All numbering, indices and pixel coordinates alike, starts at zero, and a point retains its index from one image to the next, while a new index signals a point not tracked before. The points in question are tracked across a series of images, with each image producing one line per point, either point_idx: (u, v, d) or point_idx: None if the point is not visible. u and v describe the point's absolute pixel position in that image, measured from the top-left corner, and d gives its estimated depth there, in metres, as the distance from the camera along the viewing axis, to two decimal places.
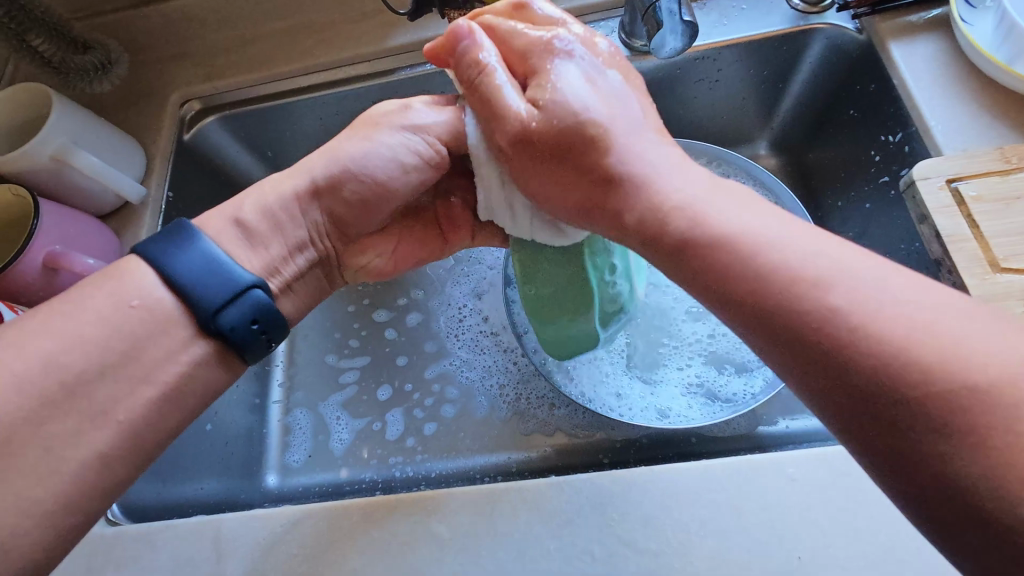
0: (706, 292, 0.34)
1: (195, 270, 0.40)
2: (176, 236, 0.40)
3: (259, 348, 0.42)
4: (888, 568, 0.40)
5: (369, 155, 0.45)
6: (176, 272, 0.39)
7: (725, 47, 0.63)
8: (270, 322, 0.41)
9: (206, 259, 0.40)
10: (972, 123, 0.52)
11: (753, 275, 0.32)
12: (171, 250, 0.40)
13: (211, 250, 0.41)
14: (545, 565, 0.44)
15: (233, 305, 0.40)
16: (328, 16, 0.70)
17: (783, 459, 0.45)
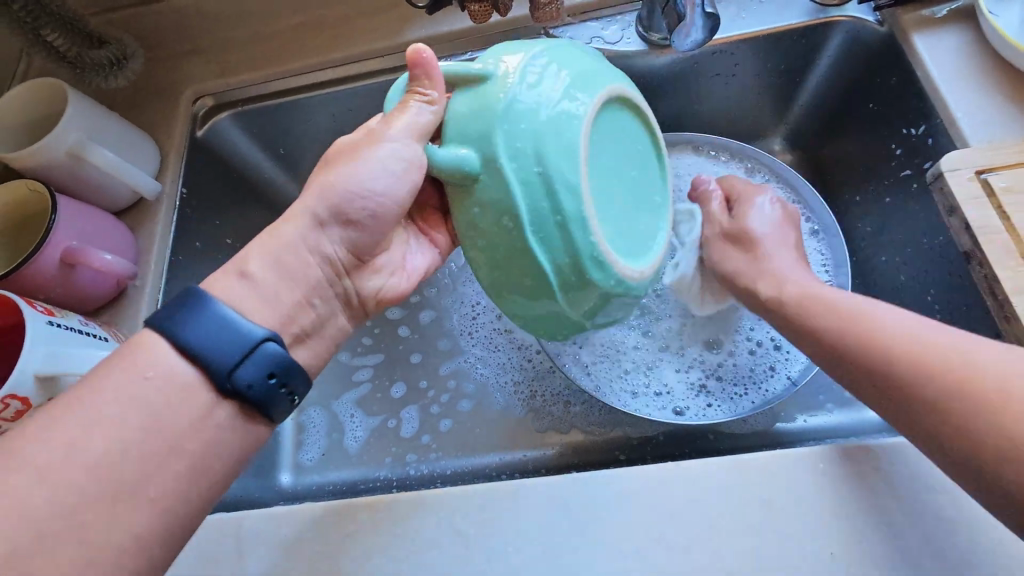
0: (818, 349, 0.46)
1: (210, 340, 0.37)
2: (188, 304, 0.38)
3: (283, 407, 0.40)
4: (924, 564, 0.40)
5: (361, 180, 0.41)
6: (189, 342, 0.37)
7: (746, 41, 0.62)
8: (291, 377, 0.40)
9: (218, 320, 0.38)
10: (999, 115, 0.52)
11: (856, 326, 0.44)
12: (178, 318, 0.38)
13: (221, 310, 0.38)
14: (572, 561, 0.43)
15: (247, 363, 0.38)
16: (342, 11, 0.69)
17: (814, 453, 0.44)
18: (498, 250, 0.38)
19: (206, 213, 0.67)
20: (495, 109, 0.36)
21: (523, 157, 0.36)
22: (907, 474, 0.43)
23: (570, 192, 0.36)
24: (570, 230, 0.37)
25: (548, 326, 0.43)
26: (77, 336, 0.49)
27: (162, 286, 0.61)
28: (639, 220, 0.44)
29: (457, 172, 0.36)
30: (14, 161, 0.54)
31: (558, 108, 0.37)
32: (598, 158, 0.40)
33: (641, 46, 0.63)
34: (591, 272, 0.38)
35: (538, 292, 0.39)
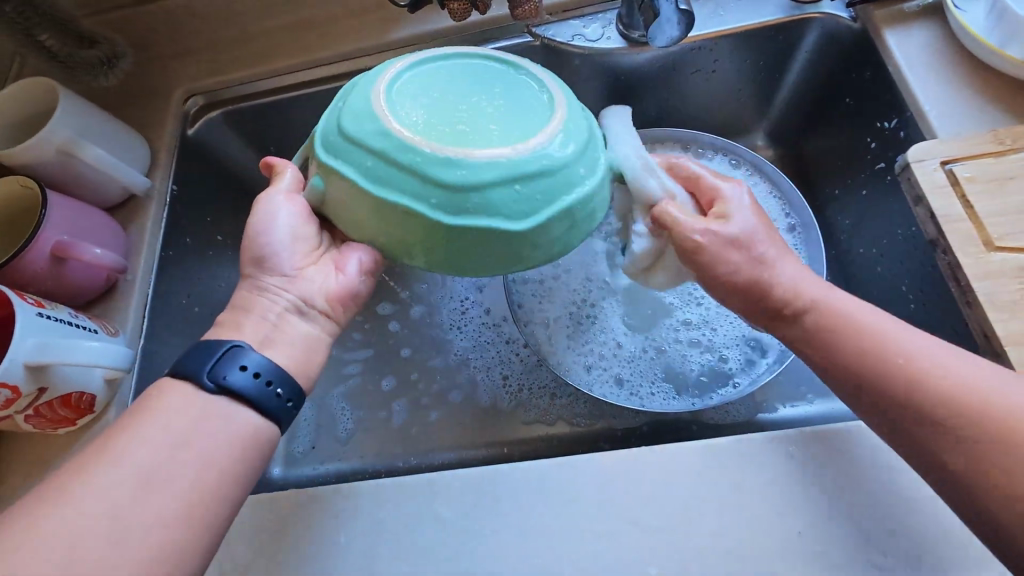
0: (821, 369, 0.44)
1: (198, 358, 0.41)
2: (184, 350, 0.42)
3: (269, 402, 0.41)
4: (888, 541, 0.41)
5: (261, 228, 0.47)
6: (182, 367, 0.41)
7: (722, 37, 0.63)
8: (269, 370, 0.42)
9: (201, 345, 0.42)
10: (967, 109, 0.53)
11: (870, 346, 0.41)
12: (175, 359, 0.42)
13: (204, 341, 0.42)
14: (547, 541, 0.44)
15: (226, 363, 0.41)
16: (328, 11, 0.70)
17: (784, 436, 0.45)
18: (382, 219, 0.41)
19: (198, 212, 0.69)
20: (316, 134, 0.43)
21: (337, 147, 0.41)
22: (872, 454, 0.44)
23: (377, 133, 0.39)
24: (410, 164, 0.38)
25: (492, 256, 0.42)
26: (67, 328, 0.51)
27: (151, 281, 0.62)
28: (513, 108, 0.41)
29: (315, 191, 0.43)
30: (7, 158, 0.56)
31: (351, 97, 0.42)
32: (419, 95, 0.41)
33: (620, 44, 0.64)
34: (457, 184, 0.38)
35: (437, 235, 0.40)
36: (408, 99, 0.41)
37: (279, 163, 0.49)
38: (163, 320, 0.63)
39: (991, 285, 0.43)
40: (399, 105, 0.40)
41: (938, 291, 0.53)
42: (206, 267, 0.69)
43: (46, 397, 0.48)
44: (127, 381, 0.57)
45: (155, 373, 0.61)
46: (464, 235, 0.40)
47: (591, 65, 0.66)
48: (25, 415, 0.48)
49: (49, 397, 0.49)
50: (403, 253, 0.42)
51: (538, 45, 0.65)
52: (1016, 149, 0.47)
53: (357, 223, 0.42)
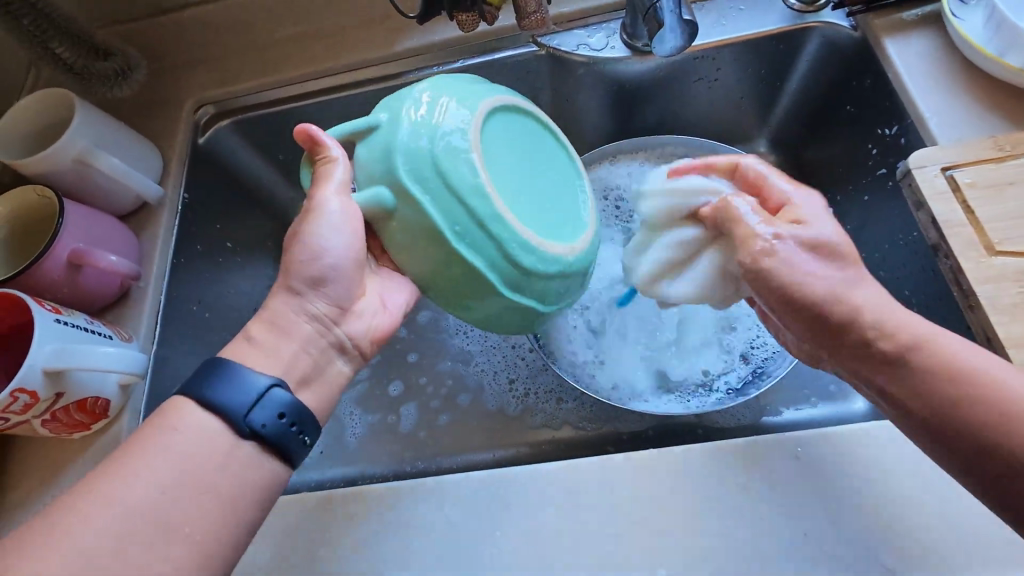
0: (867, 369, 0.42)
1: (232, 393, 0.41)
2: (216, 370, 0.42)
3: (294, 446, 0.42)
4: (894, 541, 0.42)
5: (316, 243, 0.45)
6: (214, 398, 0.40)
7: (725, 47, 0.65)
8: (299, 414, 0.43)
9: (234, 375, 0.41)
10: (968, 114, 0.53)
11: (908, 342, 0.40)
12: (197, 378, 0.41)
13: (236, 367, 0.42)
14: (557, 542, 0.45)
15: (259, 407, 0.41)
16: (336, 22, 0.72)
17: (790, 438, 0.46)
18: (445, 268, 0.45)
19: (207, 219, 0.70)
20: (397, 148, 0.44)
21: (426, 182, 0.43)
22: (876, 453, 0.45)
23: (479, 198, 0.44)
24: (494, 233, 0.44)
25: (508, 326, 0.50)
26: (83, 333, 0.52)
27: (164, 288, 0.63)
28: (560, 209, 0.51)
29: (376, 210, 0.44)
30: (23, 167, 0.57)
31: (445, 128, 0.44)
32: (503, 166, 0.47)
33: (624, 53, 0.66)
34: (523, 264, 0.45)
35: (485, 296, 0.46)
36: (496, 168, 0.46)
37: (331, 148, 0.46)
38: (174, 326, 0.64)
39: (992, 290, 0.44)
40: (490, 171, 0.45)
41: (939, 294, 0.54)
42: (217, 274, 0.71)
43: (62, 403, 0.49)
44: (140, 386, 0.58)
45: (166, 378, 0.61)
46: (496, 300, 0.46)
47: (595, 74, 0.68)
48: (42, 420, 0.49)
49: (65, 402, 0.49)
50: (438, 294, 0.47)
51: (544, 55, 0.67)
52: (1015, 155, 0.48)
53: (411, 255, 0.45)
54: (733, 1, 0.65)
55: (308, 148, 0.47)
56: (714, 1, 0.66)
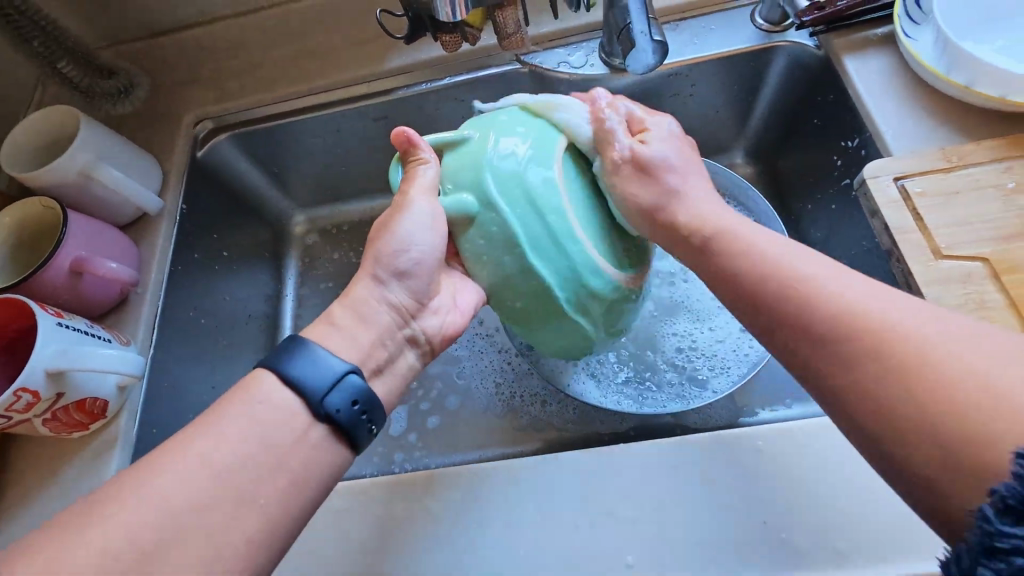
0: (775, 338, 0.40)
1: (308, 371, 0.43)
2: (291, 348, 0.44)
3: (360, 430, 0.44)
4: (852, 531, 0.43)
5: (403, 237, 0.49)
6: (290, 372, 0.43)
7: (697, 64, 0.68)
8: (365, 399, 0.44)
9: (313, 358, 0.44)
10: (923, 126, 0.56)
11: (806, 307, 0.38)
12: (273, 354, 0.44)
13: (316, 350, 0.44)
14: (529, 534, 0.47)
15: (335, 391, 0.43)
16: (330, 42, 0.75)
17: (753, 432, 0.48)
18: (521, 282, 0.49)
19: (204, 228, 0.73)
20: (482, 162, 0.48)
21: (510, 198, 0.47)
22: (838, 448, 0.46)
23: (559, 214, 0.48)
24: (569, 251, 0.48)
25: (569, 344, 0.55)
26: (83, 336, 0.54)
27: (162, 294, 0.66)
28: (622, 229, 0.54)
29: (461, 213, 0.48)
30: (30, 180, 0.60)
31: (523, 153, 0.49)
32: (580, 183, 0.51)
33: (604, 70, 0.70)
34: (595, 280, 0.49)
35: (551, 309, 0.50)
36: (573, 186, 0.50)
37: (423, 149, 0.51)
38: (171, 331, 0.66)
39: (939, 291, 0.46)
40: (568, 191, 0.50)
41: None
42: (213, 281, 0.73)
43: (62, 402, 0.51)
44: (137, 388, 0.60)
45: (163, 381, 0.64)
46: (560, 315, 0.51)
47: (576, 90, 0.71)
48: (42, 418, 0.52)
49: (65, 402, 0.52)
50: (507, 305, 0.51)
51: (527, 72, 0.71)
52: (962, 166, 0.51)
53: (486, 264, 0.49)
54: (705, 21, 0.69)
55: (398, 144, 0.51)
56: (688, 21, 0.69)
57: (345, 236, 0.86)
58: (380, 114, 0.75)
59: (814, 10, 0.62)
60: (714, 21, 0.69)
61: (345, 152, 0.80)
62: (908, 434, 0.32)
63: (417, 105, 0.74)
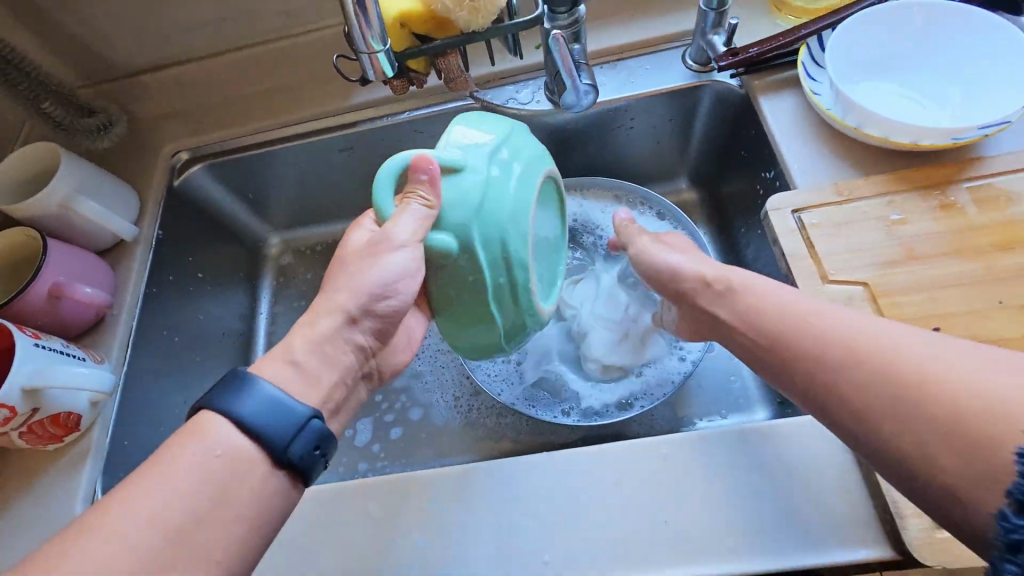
0: (780, 373, 0.44)
1: (265, 417, 0.43)
2: (244, 387, 0.43)
3: (316, 469, 0.45)
4: (748, 530, 0.47)
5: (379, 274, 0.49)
6: (246, 418, 0.42)
7: (634, 101, 0.74)
8: (326, 442, 0.45)
9: (270, 400, 0.43)
10: (826, 162, 0.62)
11: (813, 337, 0.42)
12: (223, 393, 0.43)
13: (272, 391, 0.44)
14: (459, 536, 0.51)
15: (298, 438, 0.43)
16: (299, 79, 0.81)
17: (665, 442, 0.52)
18: (471, 319, 0.52)
19: (179, 252, 0.79)
20: (472, 203, 0.48)
21: (490, 247, 0.48)
22: (738, 456, 0.50)
23: (525, 271, 0.50)
24: (521, 301, 0.52)
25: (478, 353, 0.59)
26: (57, 355, 0.59)
27: (136, 315, 0.71)
28: (549, 266, 0.60)
29: (442, 253, 0.48)
30: (15, 211, 0.65)
31: (518, 184, 0.50)
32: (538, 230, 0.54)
33: (549, 106, 0.76)
34: (529, 319, 0.54)
35: (487, 338, 0.54)
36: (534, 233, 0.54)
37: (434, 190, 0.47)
38: (145, 348, 0.71)
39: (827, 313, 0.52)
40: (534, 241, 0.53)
41: None
42: (187, 301, 0.78)
43: (37, 417, 0.56)
44: (109, 403, 0.65)
45: (135, 396, 0.68)
46: (492, 331, 0.53)
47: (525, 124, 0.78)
48: (19, 432, 0.56)
49: (40, 417, 0.57)
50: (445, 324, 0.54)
51: (478, 107, 0.77)
52: (852, 199, 0.57)
53: (442, 297, 0.51)
54: (641, 62, 0.75)
55: (415, 167, 0.47)
56: (625, 61, 0.76)
57: (316, 257, 0.92)
58: (345, 145, 0.81)
59: (730, 55, 0.67)
60: (649, 61, 0.75)
61: (315, 180, 0.86)
62: (925, 443, 0.34)
63: (378, 138, 0.80)
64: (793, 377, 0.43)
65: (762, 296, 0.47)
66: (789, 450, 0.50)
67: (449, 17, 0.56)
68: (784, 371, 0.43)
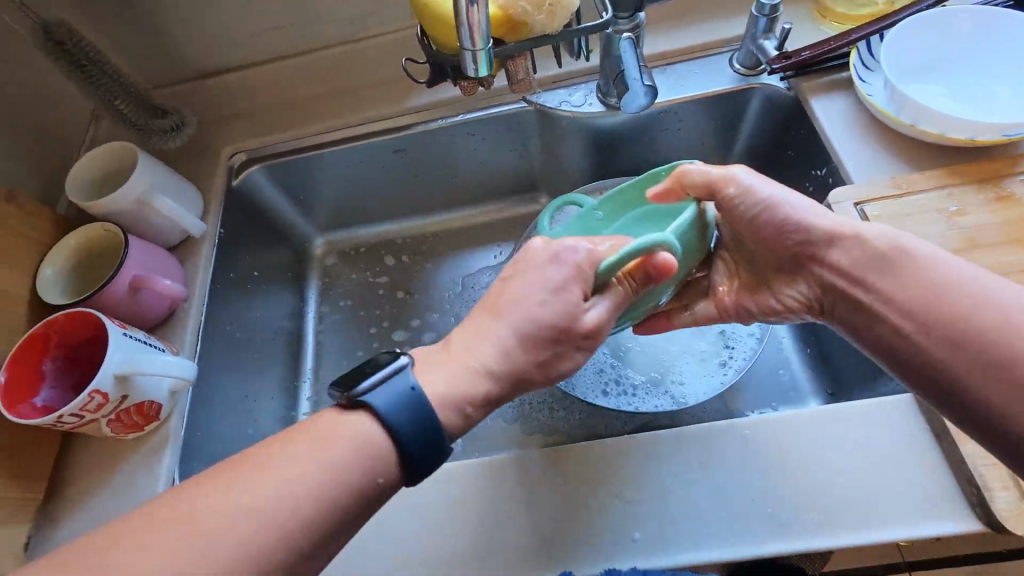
0: (887, 333, 0.48)
1: (417, 447, 0.44)
2: (413, 407, 0.44)
3: None
4: (829, 504, 0.49)
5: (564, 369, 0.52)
6: (401, 439, 0.44)
7: (683, 103, 0.77)
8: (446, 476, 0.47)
9: (427, 430, 0.44)
10: (879, 159, 0.64)
11: (931, 305, 0.46)
12: (393, 403, 0.44)
13: (432, 421, 0.44)
14: (544, 515, 0.53)
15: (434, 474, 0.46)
16: (357, 83, 0.84)
17: (741, 423, 0.54)
18: None
19: (239, 250, 0.81)
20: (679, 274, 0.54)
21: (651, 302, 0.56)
22: (812, 435, 0.52)
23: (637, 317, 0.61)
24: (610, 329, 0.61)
25: None
26: (143, 345, 0.61)
27: (204, 309, 0.73)
28: None
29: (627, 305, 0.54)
30: (94, 207, 0.67)
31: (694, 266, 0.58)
32: None
33: (601, 108, 0.79)
34: None
35: None
36: None
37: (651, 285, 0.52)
38: (213, 342, 0.73)
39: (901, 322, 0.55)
40: None
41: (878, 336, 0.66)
42: (247, 298, 0.80)
43: (125, 404, 0.58)
44: (184, 394, 0.66)
45: (204, 389, 0.70)
46: None
47: (577, 126, 0.81)
48: (108, 419, 0.58)
49: (127, 404, 0.58)
50: None
51: (532, 110, 0.81)
52: (911, 192, 0.60)
53: None
54: (690, 67, 0.79)
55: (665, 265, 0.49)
56: (675, 66, 0.79)
57: (362, 258, 0.94)
58: (399, 148, 0.84)
59: (782, 59, 0.71)
60: (698, 65, 0.79)
61: (368, 181, 0.88)
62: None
63: (432, 140, 0.83)
64: (903, 336, 0.47)
65: (860, 257, 0.50)
66: (867, 431, 0.52)
67: (527, 20, 0.59)
68: (899, 327, 0.47)
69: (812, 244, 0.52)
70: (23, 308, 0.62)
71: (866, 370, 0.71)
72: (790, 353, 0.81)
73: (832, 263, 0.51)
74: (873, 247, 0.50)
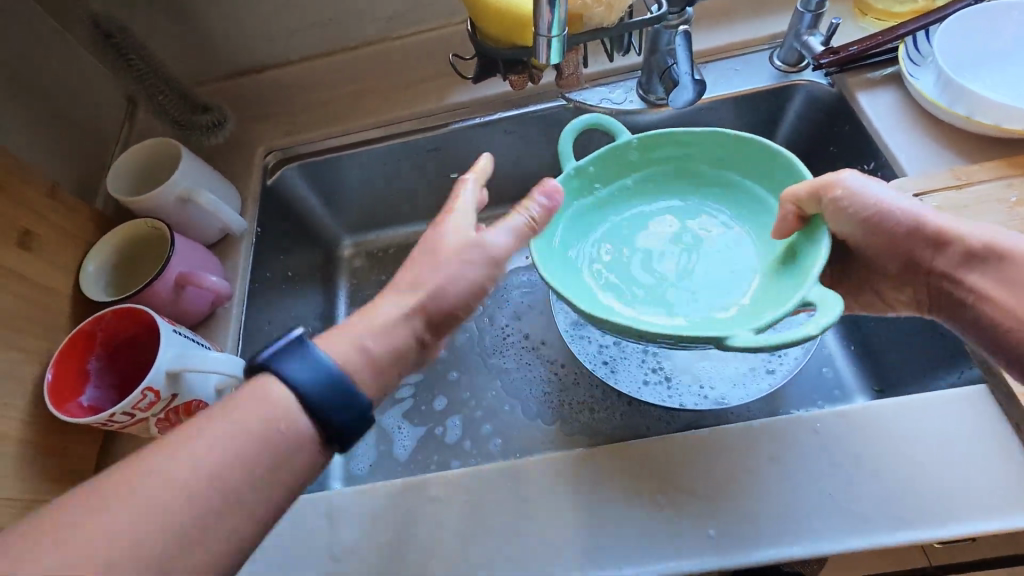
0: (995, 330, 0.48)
1: (314, 386, 0.42)
2: (298, 353, 0.43)
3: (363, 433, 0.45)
4: (909, 498, 0.48)
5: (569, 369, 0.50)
6: (298, 384, 0.42)
7: (725, 100, 0.77)
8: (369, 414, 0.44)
9: (318, 366, 0.42)
10: (931, 153, 0.64)
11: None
12: (281, 358, 0.43)
13: (323, 357, 0.43)
14: (611, 512, 0.52)
15: (345, 411, 0.42)
16: (394, 81, 0.84)
17: (810, 416, 0.53)
18: None
19: (275, 249, 0.79)
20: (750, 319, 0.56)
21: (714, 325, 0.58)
22: (883, 430, 0.52)
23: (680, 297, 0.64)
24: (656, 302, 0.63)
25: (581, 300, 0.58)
26: (190, 342, 0.59)
27: (244, 309, 0.71)
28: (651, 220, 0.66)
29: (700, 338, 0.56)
30: (137, 203, 0.66)
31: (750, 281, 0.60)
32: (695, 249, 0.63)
33: (641, 105, 0.78)
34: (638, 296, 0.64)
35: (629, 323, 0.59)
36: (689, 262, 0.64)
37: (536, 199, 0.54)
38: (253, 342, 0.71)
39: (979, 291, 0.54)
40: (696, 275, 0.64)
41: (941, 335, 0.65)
42: (281, 298, 0.78)
43: (175, 403, 0.56)
44: None
45: None
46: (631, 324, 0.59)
47: (616, 123, 0.80)
48: (157, 418, 0.56)
49: (176, 404, 0.56)
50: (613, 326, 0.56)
51: (571, 108, 0.80)
52: (971, 183, 0.59)
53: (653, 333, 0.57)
54: (730, 64, 0.79)
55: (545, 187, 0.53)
56: (715, 64, 0.79)
57: (388, 259, 0.91)
58: (435, 146, 0.83)
59: (829, 54, 0.71)
60: (739, 63, 0.79)
61: (404, 181, 0.87)
62: None
63: (469, 138, 0.82)
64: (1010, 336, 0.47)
65: (967, 252, 0.51)
66: (941, 422, 0.51)
67: (584, 13, 0.59)
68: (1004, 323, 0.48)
69: (916, 245, 0.53)
70: (64, 304, 0.61)
71: (918, 366, 0.70)
72: (835, 351, 0.80)
73: (936, 262, 0.52)
74: (973, 247, 0.50)
